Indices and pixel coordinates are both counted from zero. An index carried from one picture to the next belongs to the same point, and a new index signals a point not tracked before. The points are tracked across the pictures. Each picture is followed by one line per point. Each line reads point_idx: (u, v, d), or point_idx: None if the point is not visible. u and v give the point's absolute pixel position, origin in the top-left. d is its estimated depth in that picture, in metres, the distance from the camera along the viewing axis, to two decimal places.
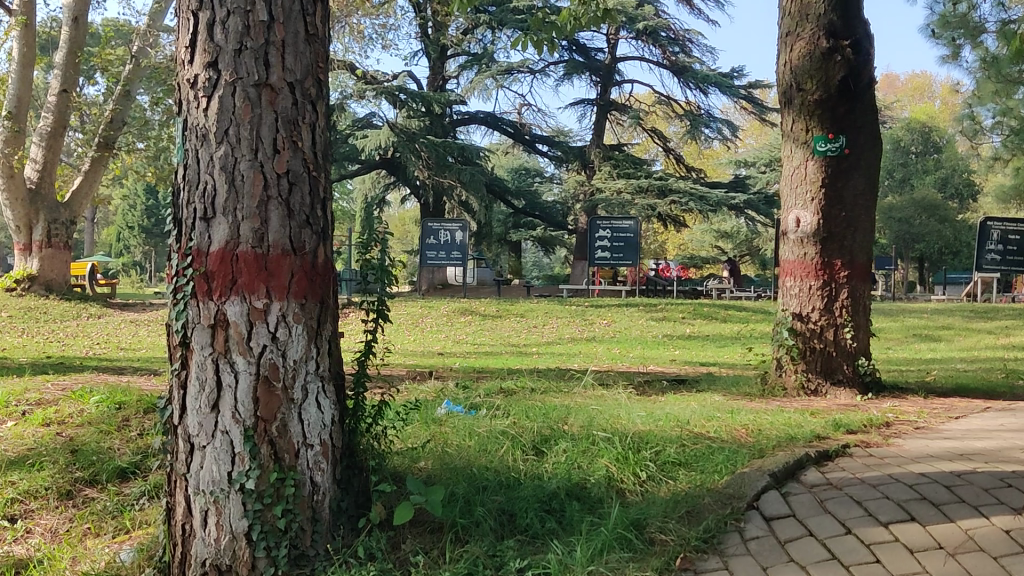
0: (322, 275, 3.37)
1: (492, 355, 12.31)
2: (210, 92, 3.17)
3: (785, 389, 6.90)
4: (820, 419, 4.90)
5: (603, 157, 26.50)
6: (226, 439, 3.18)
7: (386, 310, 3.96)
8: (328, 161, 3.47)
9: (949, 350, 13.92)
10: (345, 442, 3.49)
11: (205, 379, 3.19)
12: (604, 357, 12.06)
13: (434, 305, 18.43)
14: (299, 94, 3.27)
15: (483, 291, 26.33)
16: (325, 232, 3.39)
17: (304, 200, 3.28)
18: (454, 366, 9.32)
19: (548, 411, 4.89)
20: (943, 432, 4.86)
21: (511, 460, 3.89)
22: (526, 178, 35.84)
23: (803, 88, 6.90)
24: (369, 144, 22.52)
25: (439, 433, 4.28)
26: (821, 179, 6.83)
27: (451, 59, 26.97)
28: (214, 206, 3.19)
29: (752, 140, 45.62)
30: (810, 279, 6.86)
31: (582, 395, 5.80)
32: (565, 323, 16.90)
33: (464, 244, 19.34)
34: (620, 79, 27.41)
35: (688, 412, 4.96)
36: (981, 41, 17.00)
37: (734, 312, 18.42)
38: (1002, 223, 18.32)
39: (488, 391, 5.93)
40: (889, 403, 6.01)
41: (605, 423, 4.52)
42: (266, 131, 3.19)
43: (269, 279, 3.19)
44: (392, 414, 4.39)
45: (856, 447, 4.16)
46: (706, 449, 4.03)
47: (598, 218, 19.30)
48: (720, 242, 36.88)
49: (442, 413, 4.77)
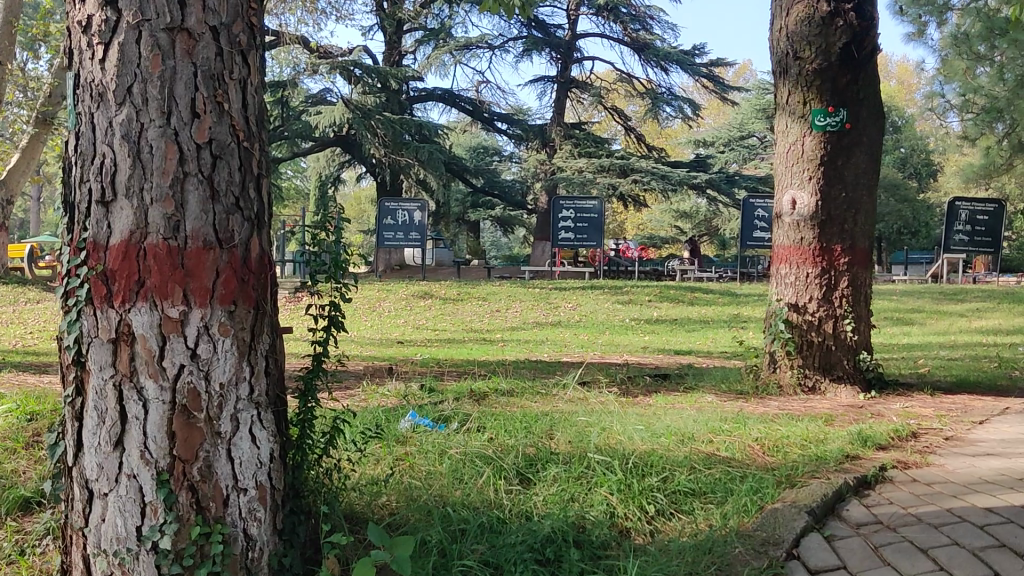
0: (257, 273, 2.65)
1: (453, 343, 11.59)
2: (108, 38, 2.45)
3: (780, 386, 6.29)
4: (839, 429, 4.31)
5: (564, 135, 25.70)
6: (134, 485, 2.49)
7: (348, 293, 3.20)
8: (265, 131, 2.74)
9: (923, 334, 13.50)
10: (289, 481, 2.78)
11: (105, 411, 2.50)
12: (572, 344, 11.40)
13: (391, 288, 17.65)
14: (226, 41, 2.54)
15: (442, 272, 25.57)
16: (261, 219, 2.67)
17: (232, 177, 2.56)
18: (416, 360, 8.61)
19: (530, 424, 4.22)
20: (976, 443, 4.26)
21: (493, 493, 3.24)
22: (484, 156, 35.10)
23: (801, 56, 6.27)
24: (324, 120, 21.62)
25: (403, 459, 3.60)
26: (820, 157, 6.22)
27: (408, 33, 26.05)
28: (114, 186, 2.47)
29: (711, 119, 45.19)
30: (807, 266, 6.24)
31: (563, 400, 5.13)
32: (529, 307, 16.24)
33: (422, 225, 18.57)
34: (581, 55, 26.67)
35: (688, 422, 4.33)
36: (948, 19, 16.58)
37: (700, 294, 17.86)
38: (970, 203, 17.92)
39: (457, 395, 5.24)
40: (899, 404, 5.46)
41: (599, 440, 3.88)
42: (181, 88, 2.46)
43: (187, 280, 2.47)
44: (348, 438, 3.68)
45: (895, 469, 3.58)
46: (723, 475, 3.40)
47: (561, 198, 18.63)
48: (680, 222, 36.26)
49: (409, 428, 4.09)
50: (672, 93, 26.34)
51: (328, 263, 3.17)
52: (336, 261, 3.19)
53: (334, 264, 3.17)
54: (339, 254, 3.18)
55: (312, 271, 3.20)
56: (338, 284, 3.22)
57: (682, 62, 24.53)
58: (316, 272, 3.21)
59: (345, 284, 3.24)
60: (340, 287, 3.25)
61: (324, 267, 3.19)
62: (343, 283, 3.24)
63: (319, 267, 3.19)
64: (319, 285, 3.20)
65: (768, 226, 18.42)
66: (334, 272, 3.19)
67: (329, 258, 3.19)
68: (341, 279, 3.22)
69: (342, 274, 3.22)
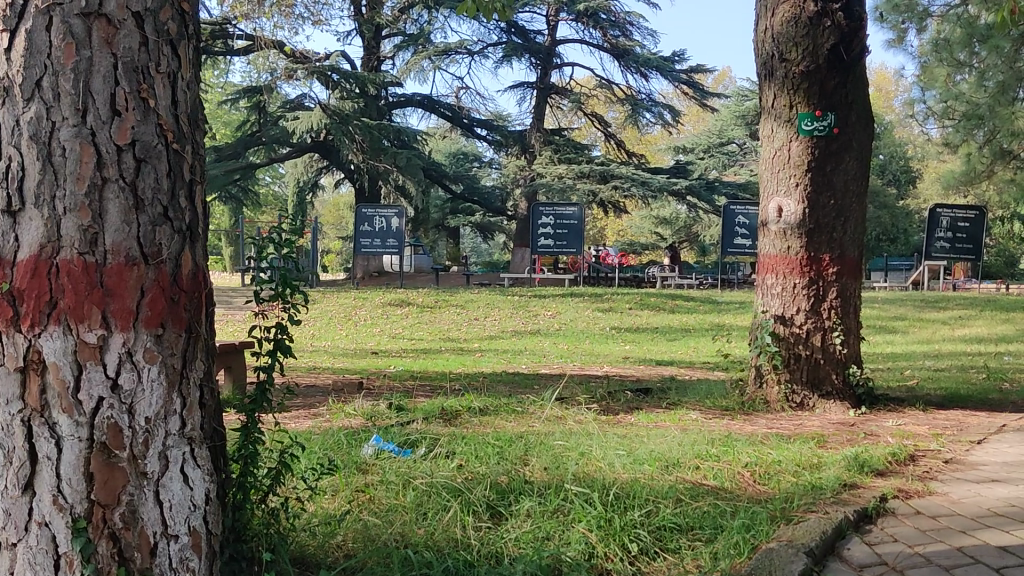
0: (189, 292, 2.34)
1: (429, 354, 11.26)
2: (13, 25, 2.13)
3: (767, 403, 6.02)
4: (833, 452, 4.03)
5: (544, 142, 25.40)
6: (45, 535, 2.16)
7: (298, 312, 2.92)
8: (198, 132, 2.44)
9: (906, 342, 13.33)
10: (227, 524, 2.46)
11: (10, 450, 2.17)
12: (550, 355, 11.09)
13: (368, 296, 17.30)
14: (151, 29, 2.24)
15: (421, 279, 25.28)
16: (193, 231, 2.37)
17: (160, 183, 2.26)
18: (388, 373, 8.26)
19: (503, 448, 3.93)
20: (978, 467, 4.00)
21: (459, 529, 2.95)
22: (464, 162, 34.86)
23: (787, 58, 6.01)
24: (301, 126, 21.23)
25: (363, 490, 3.30)
26: (807, 163, 5.98)
27: (386, 39, 25.73)
28: (20, 195, 2.14)
29: (690, 126, 45.11)
30: (794, 276, 5.99)
31: (539, 420, 4.83)
32: (507, 315, 15.95)
33: (400, 231, 18.22)
34: (561, 61, 26.43)
35: (673, 446, 4.04)
36: (928, 26, 16.43)
37: (681, 301, 17.62)
38: (951, 210, 17.76)
39: (427, 414, 4.91)
40: (891, 422, 5.21)
41: (577, 467, 3.60)
42: (100, 84, 2.16)
43: (107, 300, 2.17)
44: (299, 467, 3.37)
45: (896, 499, 3.31)
46: (713, 509, 3.11)
47: (541, 205, 18.31)
48: (660, 228, 36.02)
49: (373, 454, 3.79)
50: (651, 99, 26.18)
51: (273, 281, 2.90)
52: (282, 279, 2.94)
53: (281, 284, 2.89)
54: (286, 268, 2.90)
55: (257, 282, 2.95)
56: (283, 301, 2.92)
57: (662, 68, 24.35)
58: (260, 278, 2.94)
59: (293, 302, 2.94)
60: (289, 306, 2.98)
61: (268, 278, 2.94)
62: (292, 305, 2.96)
63: (264, 280, 2.93)
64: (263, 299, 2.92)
65: (749, 233, 18.21)
66: (283, 292, 2.91)
67: (275, 273, 2.94)
68: (291, 296, 2.93)
69: (292, 293, 2.94)
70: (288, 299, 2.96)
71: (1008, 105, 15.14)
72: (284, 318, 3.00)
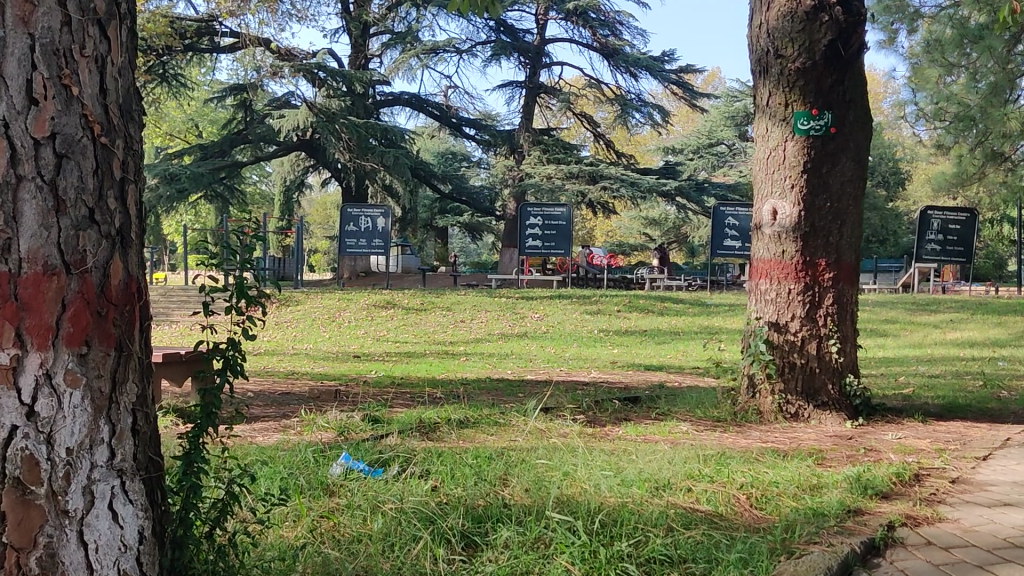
0: (121, 304, 2.08)
1: (413, 358, 10.98)
2: None
3: (760, 413, 5.78)
4: (834, 472, 3.78)
5: (533, 141, 25.08)
6: None
7: (254, 324, 2.67)
8: (130, 121, 2.17)
9: (899, 346, 13.13)
10: (163, 568, 2.18)
11: None
12: (537, 359, 10.83)
13: (353, 296, 17.00)
14: (74, 5, 1.98)
15: (408, 279, 25.02)
16: (125, 236, 2.10)
17: (84, 181, 1.99)
18: (368, 380, 7.99)
19: (481, 467, 3.68)
20: (988, 488, 3.76)
21: (428, 563, 2.68)
22: (452, 162, 34.60)
23: (783, 54, 5.78)
24: (286, 124, 20.93)
25: (327, 517, 3.03)
26: (802, 164, 5.74)
27: (374, 36, 25.39)
28: None
29: (680, 126, 44.90)
30: (789, 282, 5.75)
31: (523, 433, 4.57)
32: (495, 317, 15.68)
33: (386, 231, 17.92)
34: (550, 60, 26.18)
35: (663, 465, 3.77)
36: (919, 28, 16.28)
37: (671, 304, 17.36)
38: (942, 212, 17.58)
39: (404, 428, 4.66)
40: (891, 436, 4.98)
41: (562, 490, 3.35)
42: (12, 67, 1.89)
43: (21, 315, 1.90)
44: (256, 493, 3.09)
45: (904, 526, 3.07)
46: (709, 539, 2.85)
47: (528, 205, 18.03)
48: (649, 229, 35.75)
49: (340, 474, 3.53)
50: (640, 99, 25.92)
51: (228, 288, 2.68)
52: (237, 289, 2.72)
53: (239, 291, 2.68)
54: (243, 277, 2.69)
55: (209, 291, 2.71)
56: (237, 311, 2.68)
57: (652, 68, 24.08)
58: (212, 287, 2.71)
59: (249, 313, 2.70)
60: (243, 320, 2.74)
61: (222, 287, 2.71)
62: (248, 317, 2.72)
63: (215, 289, 2.70)
64: (215, 309, 2.67)
65: (738, 235, 17.95)
66: (238, 303, 2.69)
67: (231, 281, 2.73)
68: (245, 307, 2.70)
69: (248, 303, 2.72)
70: (245, 310, 2.72)
71: (1000, 107, 15.02)
72: (236, 333, 2.76)
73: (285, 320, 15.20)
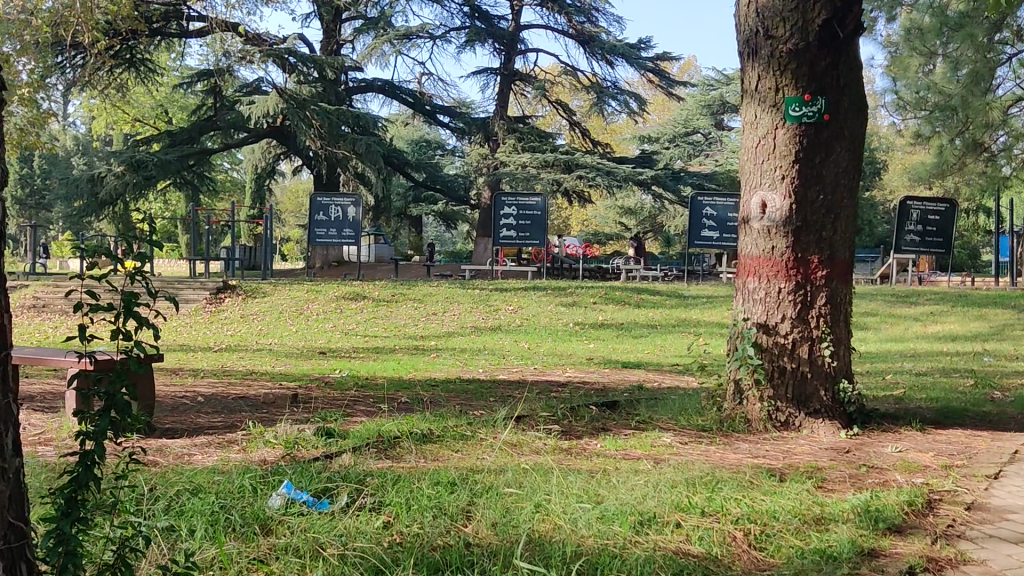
0: None
1: (380, 354, 10.49)
2: None
3: (748, 421, 5.38)
4: (839, 500, 3.37)
5: (507, 129, 24.53)
6: None
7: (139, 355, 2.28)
8: None
9: (880, 341, 12.83)
10: None
11: None
12: (510, 355, 10.41)
13: (322, 287, 16.45)
14: None
15: (381, 269, 24.54)
16: None
17: None
18: (329, 380, 7.52)
19: (442, 496, 3.23)
20: (1008, 515, 3.38)
21: None
22: (425, 150, 34.05)
23: (773, 35, 5.35)
24: (256, 111, 20.35)
25: (259, 567, 2.59)
26: (794, 152, 5.33)
27: (346, 21, 24.74)
28: None
29: (655, 115, 44.46)
30: (779, 280, 5.34)
31: (492, 450, 4.14)
32: (467, 310, 15.23)
33: (356, 221, 17.36)
34: (524, 47, 25.66)
35: (646, 492, 3.33)
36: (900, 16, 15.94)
37: (647, 295, 16.95)
38: (921, 202, 17.28)
39: (362, 443, 4.22)
40: (891, 448, 4.59)
41: (533, 527, 2.93)
42: None
43: None
44: (175, 549, 2.63)
45: (927, 573, 2.67)
46: None
47: (502, 195, 17.53)
48: (624, 218, 35.35)
49: (280, 506, 3.08)
50: (616, 87, 25.44)
51: (111, 306, 2.28)
52: (124, 306, 2.31)
53: (124, 305, 2.29)
54: (129, 292, 2.30)
55: (90, 310, 2.32)
56: (122, 334, 2.31)
57: (629, 55, 23.66)
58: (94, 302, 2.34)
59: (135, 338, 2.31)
60: (128, 343, 2.34)
61: (105, 306, 2.31)
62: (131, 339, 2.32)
63: (98, 307, 2.29)
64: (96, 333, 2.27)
65: (716, 225, 17.48)
66: (122, 324, 2.29)
67: (115, 301, 2.30)
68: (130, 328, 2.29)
69: (137, 322, 2.32)
70: (125, 327, 2.32)
71: (981, 95, 14.67)
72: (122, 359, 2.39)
73: (251, 312, 14.71)
